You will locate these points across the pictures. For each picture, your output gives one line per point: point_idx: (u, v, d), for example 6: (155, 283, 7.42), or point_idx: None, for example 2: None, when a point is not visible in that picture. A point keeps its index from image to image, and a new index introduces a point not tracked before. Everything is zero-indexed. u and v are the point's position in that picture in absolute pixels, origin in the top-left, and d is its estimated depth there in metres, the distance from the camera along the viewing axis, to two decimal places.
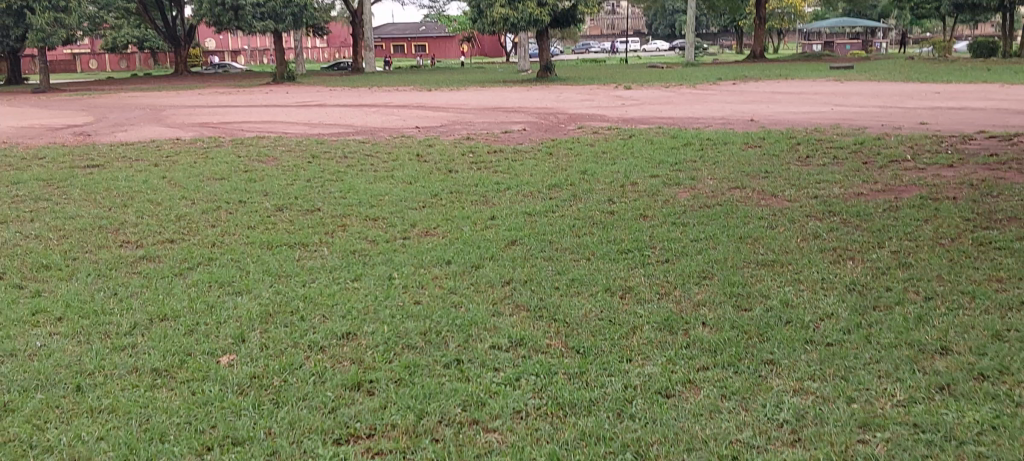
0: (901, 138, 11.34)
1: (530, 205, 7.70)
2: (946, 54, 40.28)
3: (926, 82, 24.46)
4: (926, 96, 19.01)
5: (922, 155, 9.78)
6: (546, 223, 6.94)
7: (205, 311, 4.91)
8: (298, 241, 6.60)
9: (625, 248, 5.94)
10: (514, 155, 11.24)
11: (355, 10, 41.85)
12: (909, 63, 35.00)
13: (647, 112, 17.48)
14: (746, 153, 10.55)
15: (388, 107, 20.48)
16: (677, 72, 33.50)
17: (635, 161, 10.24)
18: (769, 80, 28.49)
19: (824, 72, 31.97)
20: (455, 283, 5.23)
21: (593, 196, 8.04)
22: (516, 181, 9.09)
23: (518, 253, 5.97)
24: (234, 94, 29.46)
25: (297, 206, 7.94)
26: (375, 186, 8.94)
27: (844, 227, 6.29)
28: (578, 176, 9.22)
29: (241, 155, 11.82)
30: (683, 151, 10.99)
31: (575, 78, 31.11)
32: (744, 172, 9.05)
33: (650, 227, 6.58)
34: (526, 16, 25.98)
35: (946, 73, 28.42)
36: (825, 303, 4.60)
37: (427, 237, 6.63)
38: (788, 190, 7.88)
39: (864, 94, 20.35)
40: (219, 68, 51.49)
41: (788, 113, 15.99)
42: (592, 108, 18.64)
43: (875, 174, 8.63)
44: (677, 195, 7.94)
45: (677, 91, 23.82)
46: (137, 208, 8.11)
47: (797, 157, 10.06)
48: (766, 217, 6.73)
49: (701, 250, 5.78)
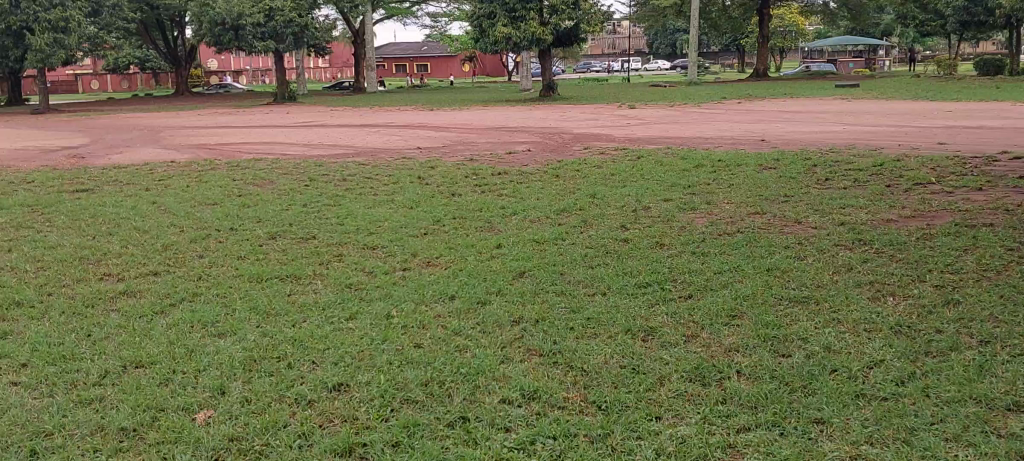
0: (922, 159, 10.89)
1: (538, 232, 7.26)
2: (952, 72, 39.86)
3: (935, 100, 24.02)
4: (939, 115, 18.57)
5: (946, 177, 9.35)
6: (556, 252, 6.49)
7: (183, 356, 4.46)
8: (290, 273, 6.16)
9: (643, 281, 5.49)
10: (518, 177, 10.81)
11: (356, 30, 41.60)
12: (914, 82, 34.60)
13: (654, 131, 17.07)
14: (762, 175, 10.11)
15: (389, 127, 20.10)
16: (680, 91, 33.15)
17: (646, 184, 9.81)
18: (775, 98, 28.12)
19: (831, 91, 31.54)
20: (459, 322, 4.78)
21: (604, 222, 7.60)
22: (522, 205, 8.66)
23: (527, 286, 5.52)
24: (233, 114, 29.14)
25: (291, 234, 7.50)
26: (374, 211, 8.51)
27: (878, 258, 5.84)
28: (587, 201, 8.78)
29: (235, 178, 11.42)
30: (694, 173, 10.56)
31: (577, 97, 30.72)
32: (762, 196, 8.62)
33: (668, 257, 6.13)
34: (528, 36, 25.63)
35: (954, 91, 28.01)
36: (870, 348, 4.15)
37: (428, 268, 6.19)
38: (812, 215, 7.43)
39: (875, 113, 19.91)
40: (220, 88, 51.22)
41: (799, 132, 15.54)
42: (596, 128, 18.23)
43: (902, 197, 8.21)
44: (694, 221, 7.50)
45: (682, 110, 23.44)
46: (123, 237, 7.67)
47: (815, 179, 9.63)
48: (792, 246, 6.29)
49: (726, 283, 5.33)
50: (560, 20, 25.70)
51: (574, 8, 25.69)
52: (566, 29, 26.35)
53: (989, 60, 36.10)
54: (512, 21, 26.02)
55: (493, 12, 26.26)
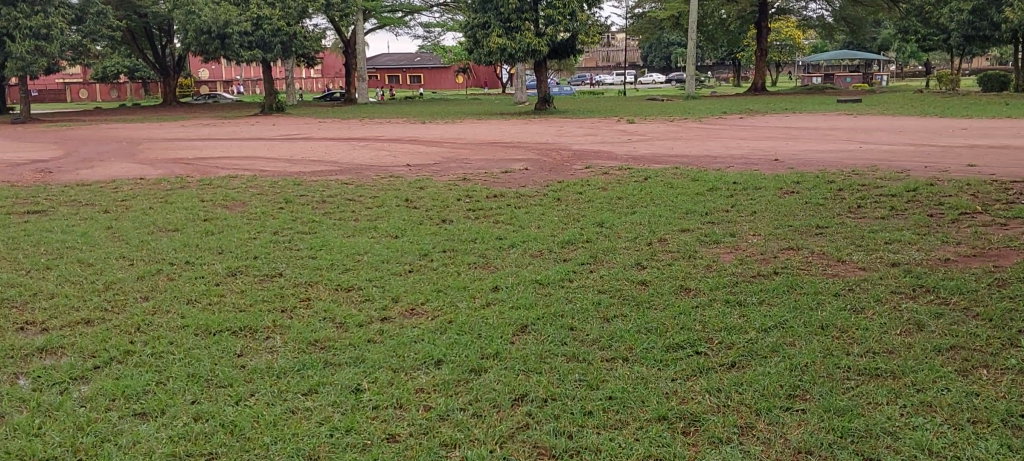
0: (957, 183, 9.97)
1: (540, 270, 6.28)
2: (956, 87, 39.05)
3: (945, 118, 23.15)
4: (954, 132, 17.65)
5: (992, 206, 8.39)
6: (564, 298, 5.49)
7: (87, 452, 3.43)
8: (244, 324, 5.14)
9: (672, 343, 4.48)
10: (515, 200, 9.86)
11: (347, 40, 40.53)
12: (916, 98, 33.53)
13: (657, 148, 16.17)
14: (784, 201, 9.14)
15: (378, 141, 19.16)
16: (678, 106, 32.17)
17: (658, 210, 8.84)
18: (777, 114, 27.28)
19: (832, 106, 30.65)
20: (447, 401, 3.76)
21: (616, 258, 6.61)
22: (520, 235, 7.68)
23: (530, 347, 4.51)
24: (217, 125, 28.14)
25: (254, 271, 6.50)
26: (353, 241, 7.51)
27: (953, 312, 4.83)
28: (593, 230, 7.79)
29: (205, 199, 10.42)
30: (709, 197, 9.59)
31: (574, 111, 29.79)
32: (792, 226, 7.65)
33: (698, 308, 5.14)
34: (524, 47, 24.68)
35: (961, 108, 27.14)
36: (985, 452, 3.16)
37: (412, 318, 5.18)
38: (855, 253, 6.46)
39: (886, 130, 19.00)
40: (210, 99, 50.24)
41: (813, 151, 14.60)
42: (595, 143, 17.33)
43: (951, 230, 7.24)
44: (721, 258, 6.52)
45: (683, 125, 22.57)
46: (61, 272, 6.65)
47: (846, 207, 8.67)
48: (843, 293, 5.32)
49: (776, 347, 4.35)
50: (556, 31, 24.82)
51: (571, 19, 24.67)
52: (562, 41, 25.42)
53: (993, 76, 35.28)
54: (507, 32, 25.03)
55: (488, 22, 25.25)
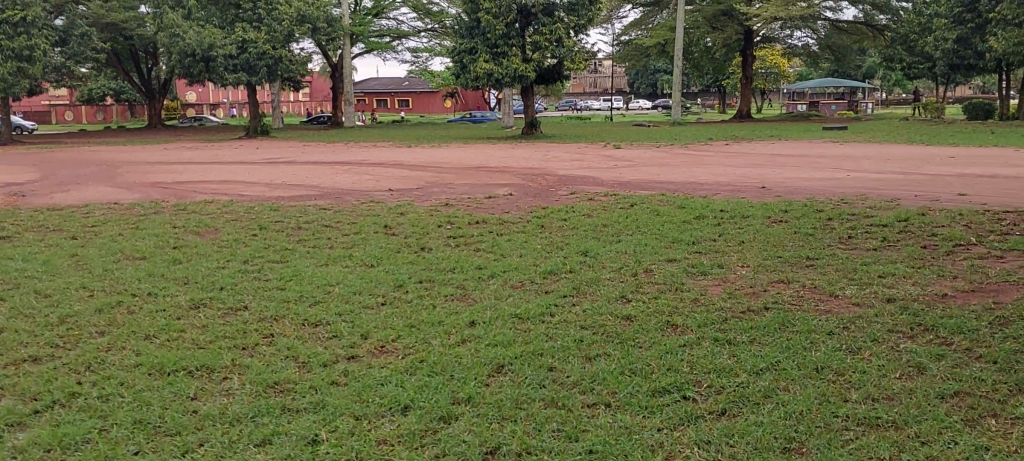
0: (949, 213, 9.75)
1: (520, 303, 5.98)
2: (941, 115, 39.16)
3: (932, 146, 23.05)
4: (942, 161, 17.50)
5: (986, 237, 8.16)
6: (544, 335, 5.18)
7: None
8: (203, 363, 4.82)
9: (658, 386, 4.19)
10: (498, 227, 9.58)
11: (333, 64, 40.36)
12: (902, 126, 33.53)
13: (644, 174, 15.96)
14: (773, 230, 8.90)
15: (361, 165, 18.90)
16: (665, 132, 32.05)
17: (643, 239, 8.58)
18: (763, 141, 27.13)
19: (819, 134, 30.54)
20: (413, 456, 3.45)
21: (600, 290, 6.32)
22: (501, 264, 7.39)
23: (506, 391, 4.20)
24: (200, 148, 27.82)
25: (218, 303, 6.17)
26: (326, 270, 7.20)
27: (956, 354, 4.55)
28: (577, 260, 7.51)
29: (177, 224, 10.09)
30: (696, 226, 9.34)
31: (560, 136, 29.61)
32: (782, 256, 7.39)
33: (685, 347, 4.84)
34: (511, 72, 24.49)
35: (947, 136, 27.09)
36: None
37: (381, 357, 4.86)
38: (848, 287, 6.19)
39: (874, 158, 18.84)
40: (196, 121, 49.94)
41: (802, 179, 14.39)
42: (581, 169, 17.10)
43: (946, 262, 6.99)
44: (709, 291, 6.24)
45: (670, 151, 22.40)
46: (14, 304, 6.31)
47: (837, 237, 8.42)
48: (837, 331, 5.05)
49: (768, 393, 4.05)
50: (543, 57, 24.68)
51: (557, 44, 24.55)
52: (549, 67, 25.27)
53: (979, 105, 35.26)
54: (494, 57, 24.87)
55: (475, 47, 25.09)
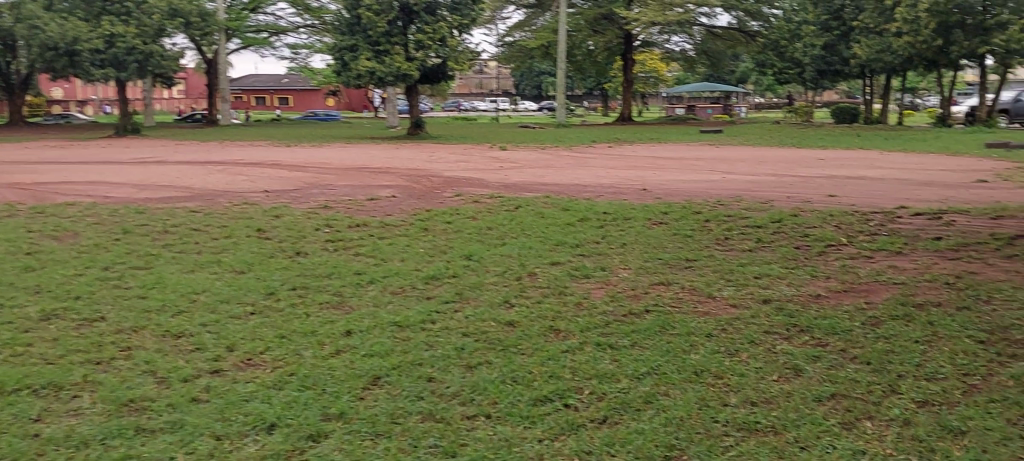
0: (819, 214, 10.07)
1: (399, 310, 5.76)
2: (810, 119, 40.93)
3: (802, 148, 24.01)
4: (812, 163, 18.22)
5: (855, 237, 8.44)
6: (423, 343, 4.99)
7: None
8: (49, 380, 4.41)
9: (540, 395, 4.06)
10: (379, 230, 9.31)
11: (210, 60, 38.94)
12: (774, 129, 34.88)
13: (528, 175, 15.95)
14: (654, 232, 8.97)
15: (238, 165, 18.19)
16: (550, 133, 32.31)
17: (527, 241, 8.49)
18: (644, 143, 27.68)
19: (697, 137, 31.40)
20: None
21: (482, 295, 6.17)
22: (381, 269, 7.14)
23: (381, 405, 3.99)
24: (63, 147, 26.28)
25: (71, 314, 5.71)
26: (193, 277, 6.79)
27: (829, 355, 4.60)
28: (461, 264, 7.34)
29: (31, 228, 9.38)
30: (579, 228, 9.33)
31: (445, 136, 29.43)
32: (661, 258, 7.44)
33: (567, 353, 4.74)
34: (393, 71, 24.13)
35: (816, 139, 28.29)
36: None
37: (248, 371, 4.57)
38: (727, 288, 6.23)
39: (749, 160, 19.45)
40: (61, 118, 47.30)
41: (681, 181, 14.67)
42: (466, 170, 16.95)
43: (819, 263, 7.16)
44: (591, 294, 6.17)
45: (554, 152, 22.56)
46: None
47: (715, 239, 8.55)
48: (716, 334, 5.05)
49: (650, 398, 3.98)
50: (426, 56, 24.43)
51: (440, 44, 24.40)
52: (432, 66, 25.02)
53: (845, 109, 36.75)
54: (377, 55, 24.44)
55: (356, 45, 24.60)
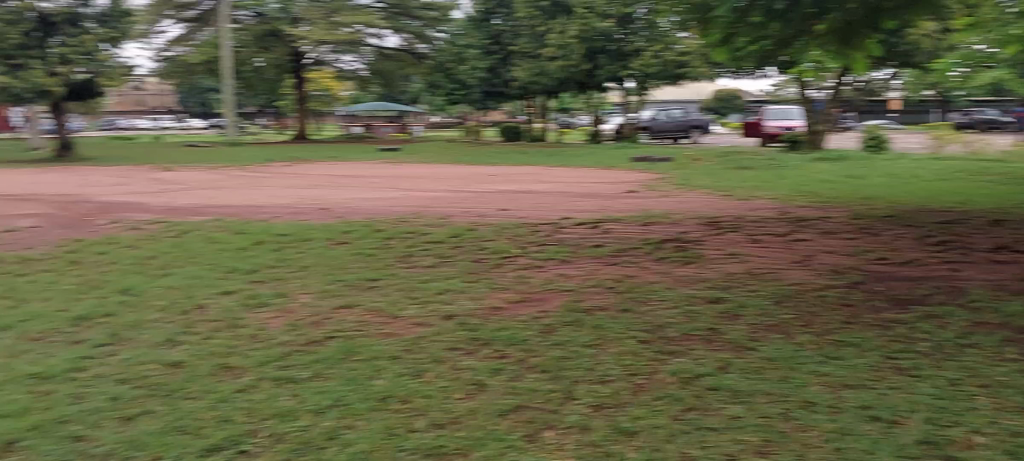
0: (493, 227, 10.42)
1: (41, 360, 4.99)
2: (480, 137, 42.83)
3: (475, 164, 24.97)
4: (484, 179, 18.97)
5: (527, 247, 8.81)
6: (72, 397, 4.33)
7: None
8: None
9: (214, 443, 3.69)
10: (17, 267, 8.10)
11: None
12: (447, 147, 36.00)
13: (197, 198, 14.90)
14: (333, 252, 8.71)
15: None
16: (220, 153, 30.69)
17: (195, 270, 7.83)
18: (321, 162, 27.19)
19: (374, 155, 31.46)
20: None
21: (146, 335, 5.53)
22: (19, 312, 6.18)
23: None
24: None
25: None
26: None
27: (510, 367, 4.65)
28: (117, 301, 6.56)
29: None
30: (255, 252, 8.82)
31: (99, 158, 26.75)
32: (341, 280, 7.18)
33: (243, 392, 4.36)
34: (30, 87, 21.30)
35: (486, 155, 29.61)
36: None
37: None
38: (409, 307, 6.13)
39: (425, 177, 19.81)
40: None
41: (360, 199, 14.51)
42: (126, 194, 15.46)
43: (495, 272, 7.32)
44: (269, 324, 5.78)
45: (226, 173, 21.39)
46: None
47: (396, 256, 8.48)
48: (402, 355, 4.91)
49: (332, 434, 3.76)
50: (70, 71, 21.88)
51: (87, 57, 22.07)
52: (79, 81, 22.57)
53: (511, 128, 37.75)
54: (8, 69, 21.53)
55: None
